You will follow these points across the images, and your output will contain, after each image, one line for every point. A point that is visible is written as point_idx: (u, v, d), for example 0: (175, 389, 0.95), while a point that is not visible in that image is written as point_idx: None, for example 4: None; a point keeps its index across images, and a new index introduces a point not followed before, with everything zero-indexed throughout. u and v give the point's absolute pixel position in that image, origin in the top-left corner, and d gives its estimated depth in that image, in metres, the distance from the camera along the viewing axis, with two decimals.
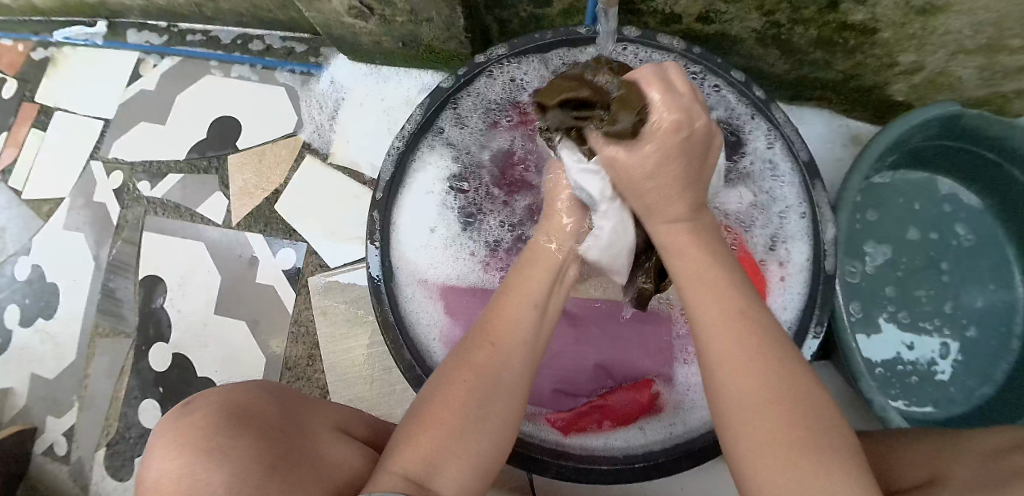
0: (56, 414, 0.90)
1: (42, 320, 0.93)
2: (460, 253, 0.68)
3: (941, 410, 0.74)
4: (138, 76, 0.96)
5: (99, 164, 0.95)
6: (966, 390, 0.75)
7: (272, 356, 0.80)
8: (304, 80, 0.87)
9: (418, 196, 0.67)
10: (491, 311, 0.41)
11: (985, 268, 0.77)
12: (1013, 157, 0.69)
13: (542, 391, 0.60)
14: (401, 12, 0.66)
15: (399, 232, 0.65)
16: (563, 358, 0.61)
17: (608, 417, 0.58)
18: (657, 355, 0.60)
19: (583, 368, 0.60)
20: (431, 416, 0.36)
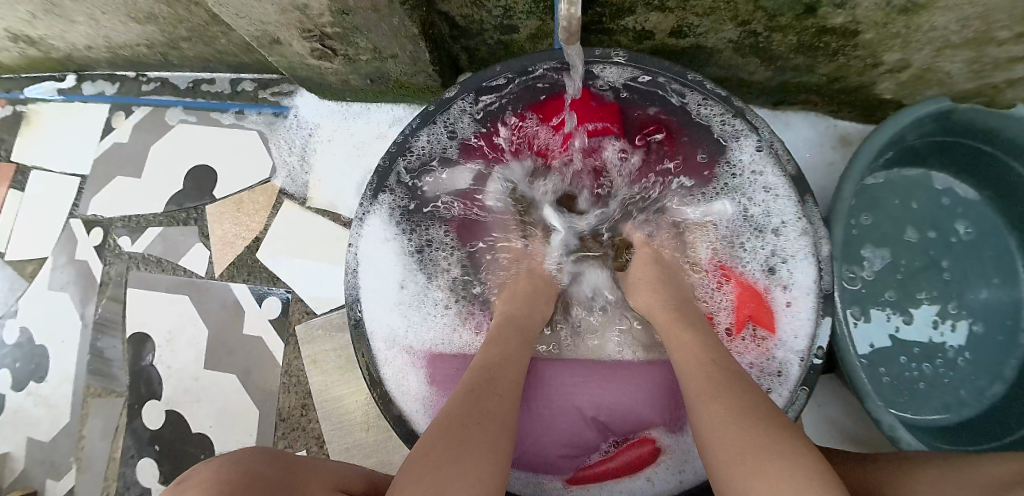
0: (55, 477, 0.88)
1: (33, 383, 0.92)
2: (437, 302, 0.67)
3: (952, 414, 0.72)
4: (111, 129, 0.94)
5: (79, 221, 0.93)
6: (977, 391, 0.72)
7: (266, 407, 0.79)
8: (274, 122, 0.85)
9: (391, 245, 0.66)
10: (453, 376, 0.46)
11: (988, 262, 0.75)
12: (1009, 147, 0.67)
13: (546, 457, 0.58)
14: (364, 51, 0.65)
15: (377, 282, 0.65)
16: (561, 424, 0.59)
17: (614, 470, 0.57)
18: (659, 409, 0.58)
19: (584, 428, 0.58)
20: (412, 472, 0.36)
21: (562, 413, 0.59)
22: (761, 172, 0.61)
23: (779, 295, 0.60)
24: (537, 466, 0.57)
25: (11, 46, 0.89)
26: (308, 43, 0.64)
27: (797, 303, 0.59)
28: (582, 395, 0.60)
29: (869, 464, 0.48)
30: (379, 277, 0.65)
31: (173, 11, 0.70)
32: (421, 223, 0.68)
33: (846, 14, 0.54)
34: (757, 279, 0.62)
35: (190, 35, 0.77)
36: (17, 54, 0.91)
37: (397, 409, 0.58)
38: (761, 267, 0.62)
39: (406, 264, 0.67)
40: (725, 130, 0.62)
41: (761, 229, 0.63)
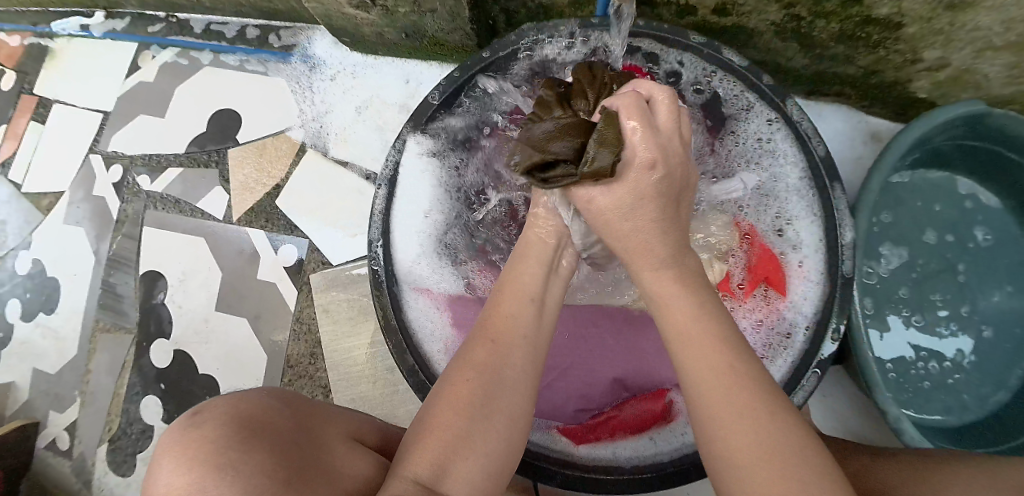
0: (58, 408, 0.89)
1: (43, 315, 0.93)
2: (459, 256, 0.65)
3: (953, 417, 0.73)
4: (137, 68, 0.94)
5: (99, 158, 0.93)
6: (980, 397, 0.73)
7: (275, 355, 0.79)
8: (303, 71, 0.85)
9: (417, 189, 0.65)
10: (490, 309, 0.42)
11: (1005, 270, 0.74)
12: None
13: (563, 409, 0.58)
14: (403, 2, 0.64)
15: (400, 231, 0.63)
16: (578, 370, 0.59)
17: (621, 424, 0.57)
18: (675, 364, 0.57)
19: (598, 381, 0.59)
20: (433, 427, 0.34)
21: (575, 363, 0.59)
22: (772, 134, 0.62)
23: (792, 260, 0.61)
24: (543, 413, 0.59)
25: None
26: None
27: (805, 269, 0.60)
28: (593, 346, 0.60)
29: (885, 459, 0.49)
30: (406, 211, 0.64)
31: None
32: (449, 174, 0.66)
33: (891, 5, 0.54)
34: (771, 242, 0.62)
35: None
36: None
37: (412, 359, 0.58)
38: (770, 228, 0.63)
39: (427, 209, 0.65)
40: (736, 100, 0.63)
41: (768, 196, 0.63)
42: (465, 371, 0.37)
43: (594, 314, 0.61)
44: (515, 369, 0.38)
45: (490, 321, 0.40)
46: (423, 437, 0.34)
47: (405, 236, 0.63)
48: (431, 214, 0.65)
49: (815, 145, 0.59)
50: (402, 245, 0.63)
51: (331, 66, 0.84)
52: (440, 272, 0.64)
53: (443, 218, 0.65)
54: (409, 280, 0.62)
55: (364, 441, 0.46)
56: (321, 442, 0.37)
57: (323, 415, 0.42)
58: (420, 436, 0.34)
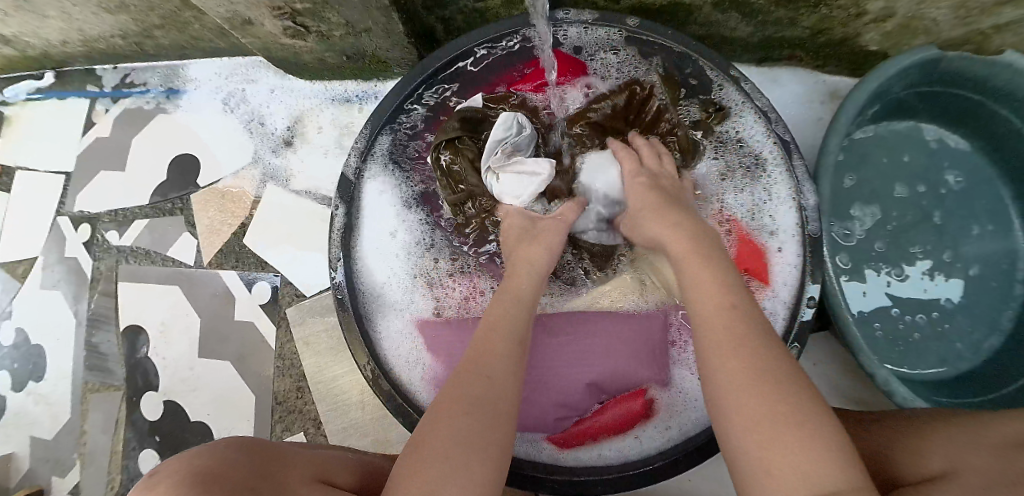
0: (60, 474, 0.89)
1: (33, 382, 0.93)
2: (426, 280, 0.65)
3: (949, 367, 0.71)
4: (92, 124, 0.93)
5: (67, 219, 0.93)
6: (974, 345, 0.71)
7: (262, 393, 0.79)
8: (224, 97, 0.86)
9: (376, 207, 0.65)
10: (473, 343, 0.43)
11: (980, 208, 0.74)
12: (999, 95, 0.66)
13: (542, 418, 0.57)
14: (337, 26, 0.63)
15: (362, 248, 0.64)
16: (553, 380, 0.59)
17: (601, 429, 0.57)
18: (653, 365, 0.58)
19: (573, 388, 0.58)
20: (410, 468, 0.34)
21: (548, 371, 0.59)
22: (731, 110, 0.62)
23: (770, 242, 0.60)
24: (524, 426, 0.58)
25: None
26: (279, 22, 0.63)
27: (786, 254, 0.58)
28: (566, 353, 0.60)
29: (883, 426, 0.48)
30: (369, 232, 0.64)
31: None
32: (408, 199, 0.66)
33: None
34: (754, 232, 0.61)
35: (162, 23, 0.76)
36: None
37: (388, 385, 0.58)
38: (745, 215, 0.62)
39: (389, 222, 0.66)
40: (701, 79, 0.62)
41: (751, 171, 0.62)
42: (451, 401, 0.37)
43: (566, 328, 0.61)
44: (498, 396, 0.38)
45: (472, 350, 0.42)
46: (401, 478, 0.34)
47: (375, 262, 0.64)
48: (393, 226, 0.65)
49: (779, 128, 0.58)
50: (369, 271, 0.63)
51: (274, 96, 0.84)
52: (416, 293, 0.64)
53: (416, 235, 0.66)
54: (383, 304, 0.63)
55: (332, 482, 0.46)
56: (280, 487, 0.39)
57: (289, 462, 0.44)
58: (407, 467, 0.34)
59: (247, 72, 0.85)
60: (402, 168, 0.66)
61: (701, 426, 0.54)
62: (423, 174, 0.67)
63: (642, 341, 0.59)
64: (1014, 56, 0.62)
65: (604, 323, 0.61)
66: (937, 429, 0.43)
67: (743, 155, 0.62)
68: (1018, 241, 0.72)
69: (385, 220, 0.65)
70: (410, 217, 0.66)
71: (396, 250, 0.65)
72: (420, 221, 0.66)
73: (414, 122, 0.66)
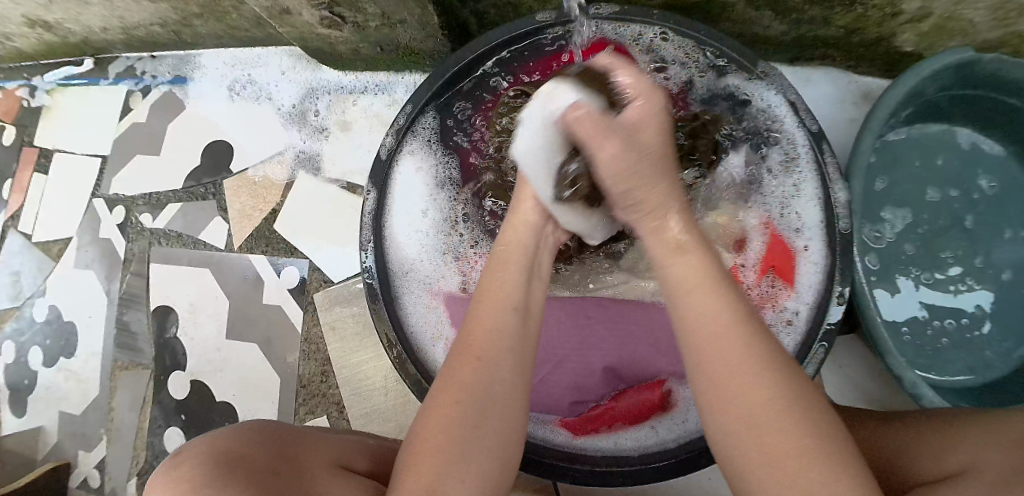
0: (87, 448, 0.92)
1: (64, 359, 0.95)
2: (450, 260, 0.67)
3: (978, 376, 0.70)
4: (128, 109, 0.96)
5: (102, 201, 0.96)
6: (1003, 352, 0.70)
7: (287, 376, 0.80)
8: (229, 85, 0.90)
9: (406, 187, 0.66)
10: (467, 324, 0.41)
11: (1014, 214, 0.72)
12: None
13: (560, 402, 0.60)
14: (373, 17, 0.65)
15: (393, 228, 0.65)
16: (569, 364, 0.61)
17: (617, 418, 0.58)
18: (669, 356, 0.59)
19: (590, 371, 0.61)
20: (420, 451, 0.35)
21: (569, 352, 0.62)
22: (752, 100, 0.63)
23: (795, 240, 0.60)
24: (542, 408, 0.60)
25: (30, 31, 0.91)
26: (317, 12, 0.64)
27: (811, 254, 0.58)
28: (584, 337, 0.62)
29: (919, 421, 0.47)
30: (398, 212, 0.66)
31: None
32: (435, 181, 0.68)
33: None
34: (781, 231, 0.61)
35: (201, 12, 0.78)
36: (35, 40, 0.93)
37: (415, 369, 0.59)
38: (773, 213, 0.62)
39: (417, 202, 0.67)
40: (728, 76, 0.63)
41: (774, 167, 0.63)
42: (450, 391, 0.37)
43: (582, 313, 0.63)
44: (501, 381, 0.37)
45: (469, 334, 0.40)
46: (407, 467, 0.35)
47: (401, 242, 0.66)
48: (422, 205, 0.67)
49: (804, 118, 0.58)
50: (396, 249, 0.65)
51: (285, 81, 0.86)
52: (440, 268, 0.66)
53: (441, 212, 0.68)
54: (410, 281, 0.64)
55: (351, 467, 0.47)
56: (297, 469, 0.40)
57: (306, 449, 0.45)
58: (410, 458, 0.35)
59: (255, 62, 0.88)
60: (433, 147, 0.67)
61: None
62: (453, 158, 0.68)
63: (662, 330, 0.60)
64: None
65: (625, 310, 0.62)
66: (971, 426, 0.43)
67: (772, 147, 0.62)
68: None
69: (413, 199, 0.67)
70: (436, 193, 0.68)
71: (423, 228, 0.67)
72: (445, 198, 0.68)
73: (447, 107, 0.67)
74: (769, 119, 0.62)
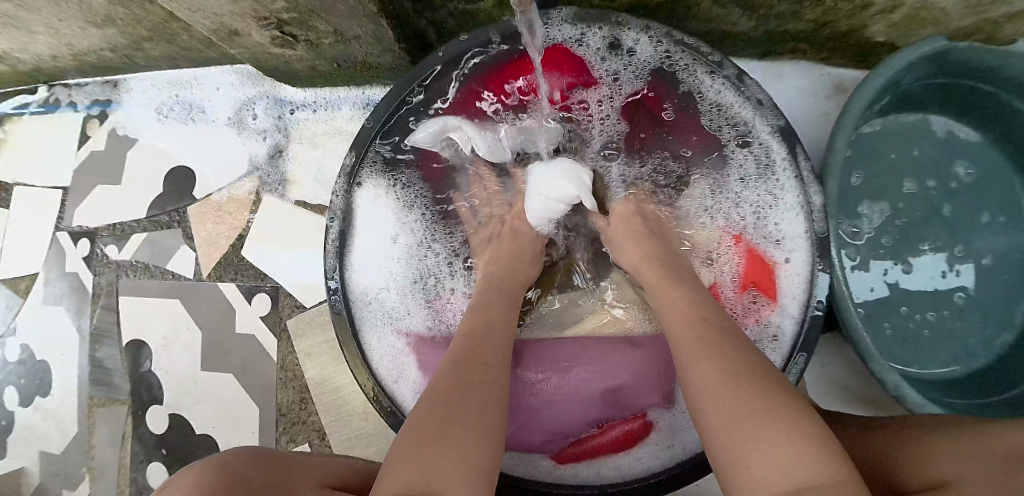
0: (72, 487, 0.90)
1: (40, 398, 0.93)
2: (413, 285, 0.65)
3: (961, 366, 0.69)
4: (87, 137, 0.93)
5: (66, 234, 0.93)
6: (985, 340, 0.69)
7: (266, 405, 0.78)
8: (157, 107, 0.89)
9: (365, 214, 0.64)
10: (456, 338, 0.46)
11: (991, 199, 0.71)
12: (1012, 87, 0.63)
13: (535, 437, 0.57)
14: (325, 34, 0.62)
15: (354, 258, 0.63)
16: (552, 403, 0.58)
17: (602, 448, 0.56)
18: (655, 386, 0.57)
19: (575, 414, 0.57)
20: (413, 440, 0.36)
21: (555, 393, 0.58)
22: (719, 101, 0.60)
23: (775, 251, 0.58)
24: (522, 447, 0.57)
25: None
26: (267, 32, 0.61)
27: (793, 264, 0.57)
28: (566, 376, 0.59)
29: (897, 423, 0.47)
30: (364, 239, 0.64)
31: (129, 12, 0.68)
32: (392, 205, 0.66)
33: None
34: (756, 240, 0.60)
35: (151, 35, 0.75)
36: None
37: (388, 402, 0.57)
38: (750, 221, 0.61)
39: (377, 228, 0.64)
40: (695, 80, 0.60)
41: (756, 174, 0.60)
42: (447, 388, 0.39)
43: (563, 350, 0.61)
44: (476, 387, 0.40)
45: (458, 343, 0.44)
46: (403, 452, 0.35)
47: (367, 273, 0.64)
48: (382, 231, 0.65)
49: (769, 116, 0.56)
50: (364, 277, 0.63)
51: (217, 99, 0.85)
52: (402, 297, 0.64)
53: (411, 238, 0.66)
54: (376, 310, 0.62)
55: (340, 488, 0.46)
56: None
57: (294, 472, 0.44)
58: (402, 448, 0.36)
59: (196, 82, 0.87)
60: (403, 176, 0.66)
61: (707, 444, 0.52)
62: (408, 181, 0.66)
63: (647, 363, 0.57)
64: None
65: (612, 346, 0.60)
66: (940, 439, 0.42)
67: (753, 148, 0.59)
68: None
69: (372, 226, 0.64)
70: (405, 218, 0.66)
71: (388, 255, 0.65)
72: (414, 220, 0.66)
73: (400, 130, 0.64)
74: (742, 124, 0.59)
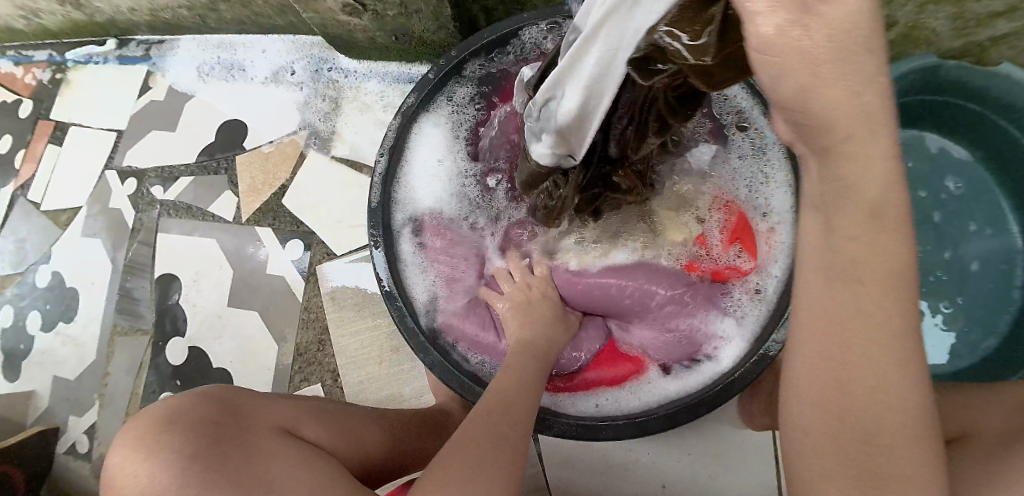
0: (79, 413, 0.94)
1: (63, 324, 0.98)
2: (457, 223, 0.70)
3: (948, 363, 0.76)
4: (148, 88, 1.00)
5: (114, 173, 0.99)
6: (971, 343, 0.76)
7: (284, 343, 0.83)
8: (198, 66, 0.97)
9: (418, 154, 0.70)
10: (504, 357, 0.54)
11: (980, 211, 0.79)
12: (1003, 109, 0.70)
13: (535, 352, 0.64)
14: (391, 6, 0.70)
15: (401, 192, 0.69)
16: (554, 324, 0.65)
17: None
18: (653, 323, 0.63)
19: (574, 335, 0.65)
20: (449, 462, 0.41)
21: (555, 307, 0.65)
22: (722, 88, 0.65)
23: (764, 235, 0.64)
24: None
25: (59, 9, 0.96)
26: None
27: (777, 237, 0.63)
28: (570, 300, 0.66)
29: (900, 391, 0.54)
30: (414, 157, 0.70)
31: None
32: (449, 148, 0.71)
33: None
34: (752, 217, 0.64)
35: None
36: (63, 17, 0.98)
37: (412, 324, 0.63)
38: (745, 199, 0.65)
39: (429, 167, 0.70)
40: None
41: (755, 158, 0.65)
42: (483, 419, 0.45)
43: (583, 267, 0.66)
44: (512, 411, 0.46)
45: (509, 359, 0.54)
46: (439, 468, 0.40)
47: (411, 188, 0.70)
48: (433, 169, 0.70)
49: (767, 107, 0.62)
50: (409, 205, 0.69)
51: (259, 61, 0.94)
52: (445, 231, 0.69)
53: (457, 163, 0.71)
54: (413, 242, 0.68)
55: (300, 431, 0.52)
56: (243, 429, 0.47)
57: (261, 409, 0.51)
58: (437, 469, 0.41)
59: (255, 47, 0.94)
60: (457, 104, 0.71)
61: (696, 387, 0.60)
62: (465, 126, 0.72)
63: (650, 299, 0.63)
64: (1011, 67, 0.66)
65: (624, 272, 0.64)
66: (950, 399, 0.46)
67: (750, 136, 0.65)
68: (1018, 243, 0.77)
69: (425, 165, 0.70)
70: (456, 146, 0.71)
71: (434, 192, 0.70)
72: (461, 147, 0.71)
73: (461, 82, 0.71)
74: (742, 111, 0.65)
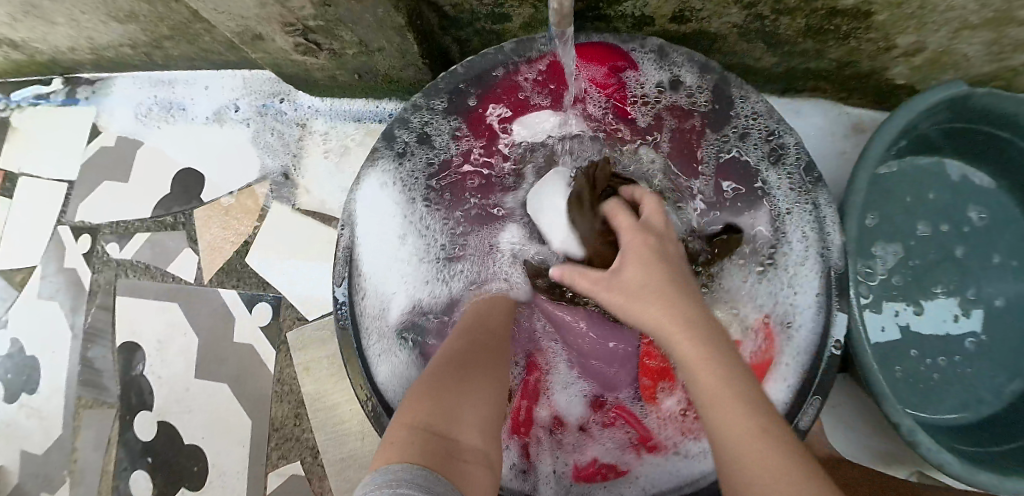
0: (49, 490, 0.87)
1: (26, 394, 0.90)
2: (433, 293, 0.63)
3: (971, 413, 0.65)
4: (97, 132, 0.91)
5: (67, 229, 0.91)
6: (994, 386, 0.65)
7: (257, 417, 0.75)
8: (136, 106, 0.89)
9: (382, 217, 0.62)
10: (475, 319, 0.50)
11: (1006, 242, 0.67)
12: None
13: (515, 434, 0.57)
14: (349, 44, 0.61)
15: (368, 264, 0.61)
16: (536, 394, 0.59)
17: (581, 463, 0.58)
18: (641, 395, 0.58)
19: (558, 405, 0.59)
20: (421, 397, 0.35)
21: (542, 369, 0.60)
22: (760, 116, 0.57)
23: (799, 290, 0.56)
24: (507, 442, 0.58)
25: None
26: (291, 38, 0.60)
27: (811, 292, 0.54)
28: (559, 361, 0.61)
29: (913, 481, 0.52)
30: (374, 235, 0.62)
31: (154, 9, 0.67)
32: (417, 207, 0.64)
33: None
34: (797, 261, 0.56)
35: (172, 34, 0.74)
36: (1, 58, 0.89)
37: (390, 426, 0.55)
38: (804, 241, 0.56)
39: (396, 230, 0.63)
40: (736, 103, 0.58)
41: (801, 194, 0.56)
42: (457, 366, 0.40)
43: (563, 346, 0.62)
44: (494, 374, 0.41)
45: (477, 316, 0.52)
46: (418, 400, 0.35)
47: (376, 271, 0.61)
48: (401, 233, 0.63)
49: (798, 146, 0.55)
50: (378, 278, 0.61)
51: (201, 99, 0.85)
52: (420, 301, 0.62)
53: (419, 237, 0.64)
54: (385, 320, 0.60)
55: None
56: None
57: None
58: (412, 402, 0.35)
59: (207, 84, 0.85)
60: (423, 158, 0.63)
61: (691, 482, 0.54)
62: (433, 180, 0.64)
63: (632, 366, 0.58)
64: None
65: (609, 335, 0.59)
66: None
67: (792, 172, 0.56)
68: None
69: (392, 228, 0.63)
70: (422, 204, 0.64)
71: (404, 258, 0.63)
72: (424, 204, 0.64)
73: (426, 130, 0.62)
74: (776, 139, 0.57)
